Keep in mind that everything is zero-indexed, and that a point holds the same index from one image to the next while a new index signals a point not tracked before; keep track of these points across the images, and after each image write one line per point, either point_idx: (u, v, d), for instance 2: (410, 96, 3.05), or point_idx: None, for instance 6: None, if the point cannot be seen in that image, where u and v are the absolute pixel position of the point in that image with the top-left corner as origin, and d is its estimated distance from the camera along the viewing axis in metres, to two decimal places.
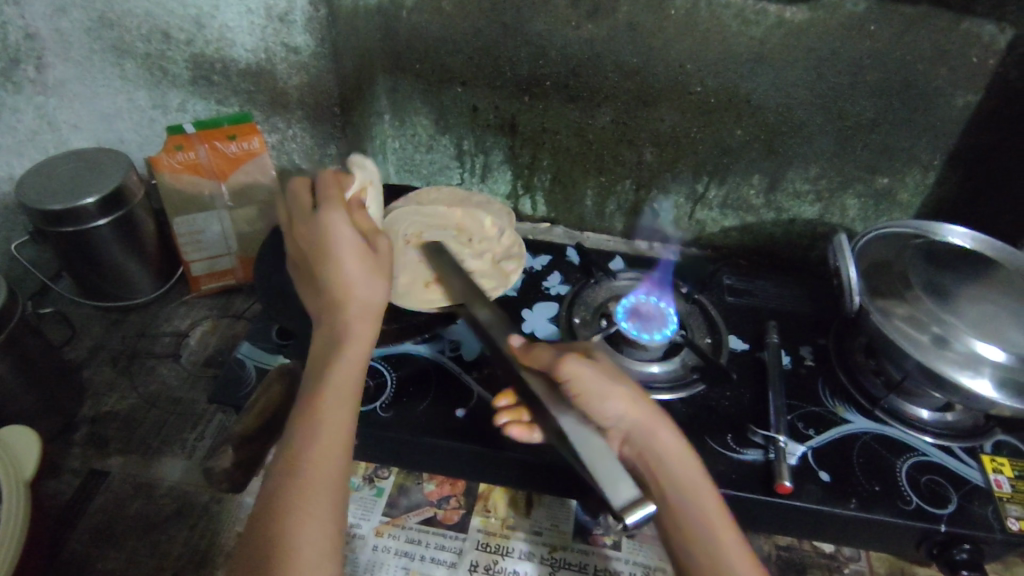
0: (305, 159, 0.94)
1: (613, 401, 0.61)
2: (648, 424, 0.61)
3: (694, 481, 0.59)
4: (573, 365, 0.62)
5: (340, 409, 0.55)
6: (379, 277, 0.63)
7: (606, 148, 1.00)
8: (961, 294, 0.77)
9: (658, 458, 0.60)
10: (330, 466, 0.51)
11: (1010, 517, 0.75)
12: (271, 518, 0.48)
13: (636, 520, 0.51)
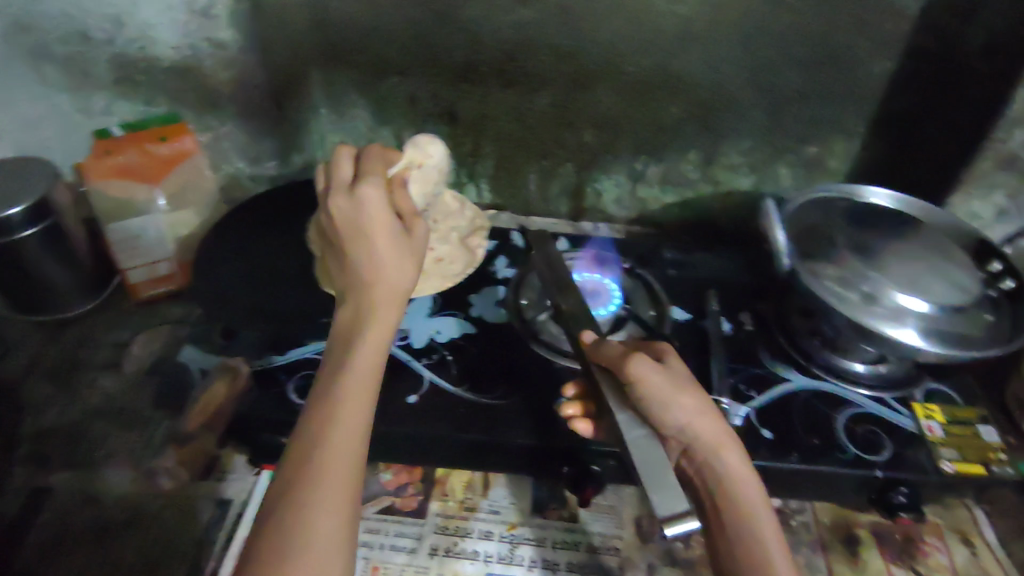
0: (241, 156, 0.98)
1: (681, 408, 0.54)
2: (715, 443, 0.54)
3: (753, 500, 0.52)
4: (640, 364, 0.55)
5: (358, 402, 0.49)
6: (409, 267, 0.57)
7: (547, 132, 0.99)
8: (883, 249, 0.74)
9: (718, 479, 0.53)
10: (343, 455, 0.46)
11: (945, 460, 0.71)
12: (286, 490, 0.44)
13: (675, 534, 0.47)
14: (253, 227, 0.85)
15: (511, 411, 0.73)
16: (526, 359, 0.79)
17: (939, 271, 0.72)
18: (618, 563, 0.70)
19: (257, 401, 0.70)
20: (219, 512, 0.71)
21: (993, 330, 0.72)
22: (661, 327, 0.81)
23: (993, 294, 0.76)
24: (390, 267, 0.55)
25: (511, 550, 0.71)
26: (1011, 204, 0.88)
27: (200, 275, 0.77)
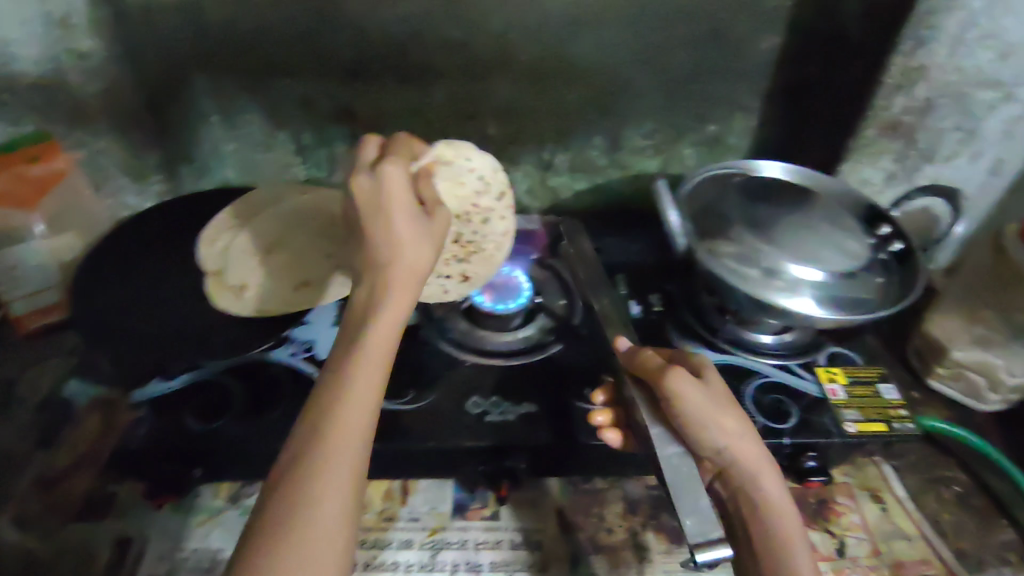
0: (124, 172, 0.91)
1: (721, 430, 0.55)
2: (754, 467, 0.55)
3: (789, 522, 0.52)
4: (681, 382, 0.56)
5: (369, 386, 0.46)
6: (427, 246, 0.53)
7: (449, 127, 0.97)
8: (776, 223, 0.75)
9: (751, 503, 0.54)
10: (351, 439, 0.44)
11: (847, 421, 0.73)
12: (290, 472, 0.43)
13: (706, 560, 0.50)
14: (144, 247, 0.80)
15: (427, 416, 0.71)
16: (436, 359, 0.77)
17: (830, 239, 0.74)
18: (541, 557, 0.70)
19: (151, 432, 0.67)
20: (120, 551, 0.67)
21: (886, 292, 0.75)
22: (570, 318, 0.83)
23: (885, 258, 0.78)
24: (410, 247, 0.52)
25: (434, 557, 0.69)
26: (899, 168, 0.91)
27: (83, 300, 0.72)
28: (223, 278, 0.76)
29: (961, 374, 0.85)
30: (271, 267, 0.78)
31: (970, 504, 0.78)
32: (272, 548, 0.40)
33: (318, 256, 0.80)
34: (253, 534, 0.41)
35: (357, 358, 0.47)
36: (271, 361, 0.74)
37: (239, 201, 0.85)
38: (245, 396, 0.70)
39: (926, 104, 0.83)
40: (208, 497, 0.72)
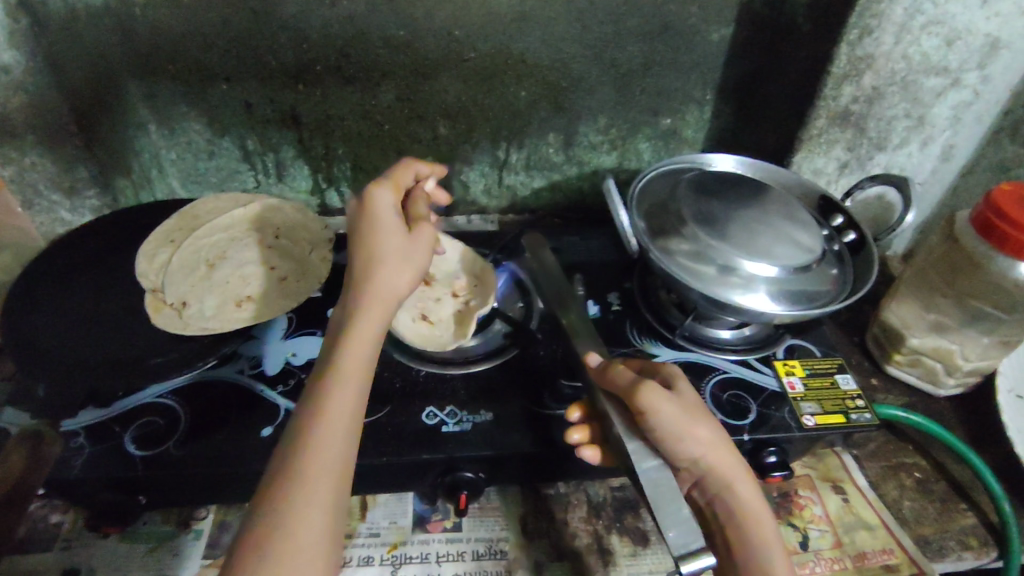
0: (55, 188, 0.84)
1: (695, 441, 0.56)
2: (729, 474, 0.57)
3: (761, 522, 0.56)
4: (652, 396, 0.56)
5: (348, 403, 0.49)
6: (405, 271, 0.56)
7: (398, 127, 0.95)
8: (730, 218, 0.74)
9: (725, 508, 0.57)
10: (331, 454, 0.47)
11: (806, 414, 0.73)
12: (275, 493, 0.45)
13: (692, 570, 0.51)
14: (73, 269, 0.75)
15: (381, 428, 0.68)
16: (389, 368, 0.75)
17: (784, 233, 0.73)
18: (505, 566, 0.69)
19: (91, 464, 0.63)
20: None
21: (839, 284, 0.75)
22: (528, 321, 0.80)
23: (837, 248, 0.78)
24: (388, 269, 0.55)
25: (395, 572, 0.68)
26: (852, 157, 0.91)
27: (6, 330, 0.67)
28: (162, 295, 0.72)
29: (918, 360, 0.86)
30: (214, 282, 0.76)
31: (930, 489, 0.79)
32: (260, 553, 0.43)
33: (262, 267, 0.78)
34: (243, 544, 0.44)
35: (336, 384, 0.50)
36: (216, 380, 0.71)
37: (177, 215, 0.81)
38: (188, 418, 0.67)
39: (875, 93, 0.83)
40: (157, 523, 0.70)
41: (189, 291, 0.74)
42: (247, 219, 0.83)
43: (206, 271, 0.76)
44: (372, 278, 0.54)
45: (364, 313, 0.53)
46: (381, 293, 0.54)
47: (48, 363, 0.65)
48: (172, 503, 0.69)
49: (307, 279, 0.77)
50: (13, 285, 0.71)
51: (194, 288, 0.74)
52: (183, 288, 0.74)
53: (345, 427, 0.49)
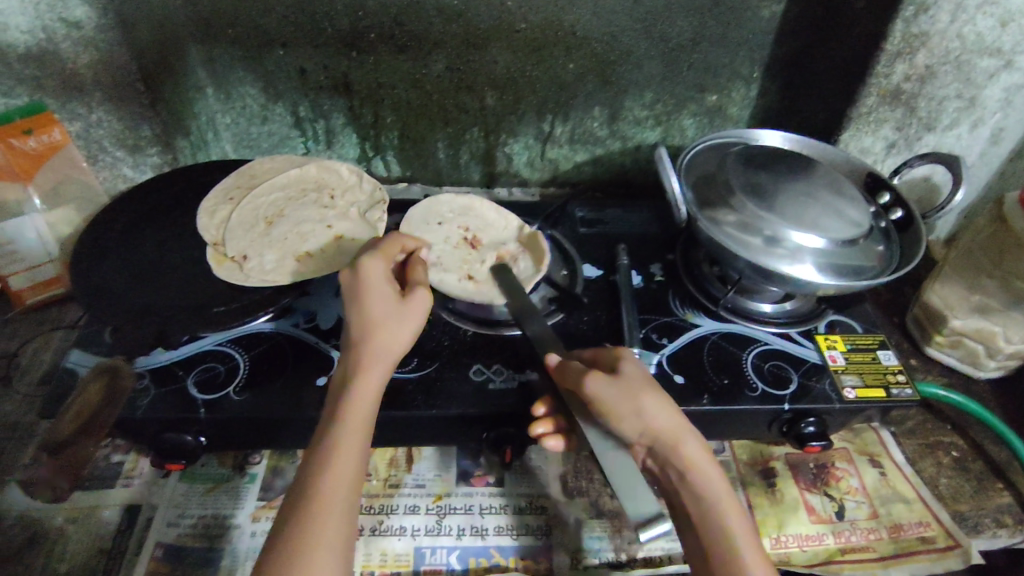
0: (118, 145, 0.89)
1: (637, 413, 0.55)
2: (675, 438, 0.54)
3: (711, 485, 0.53)
4: (591, 382, 0.56)
5: (348, 470, 0.52)
6: (405, 324, 0.60)
7: (446, 97, 0.96)
8: (779, 190, 0.75)
9: (678, 472, 0.54)
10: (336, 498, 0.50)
11: (847, 386, 0.74)
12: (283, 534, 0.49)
13: (650, 537, 0.52)
14: (138, 222, 0.78)
15: (430, 383, 0.71)
16: (437, 328, 0.77)
17: (831, 206, 0.74)
18: (545, 522, 0.71)
19: (155, 403, 0.66)
20: (128, 517, 0.68)
21: (886, 259, 0.75)
22: (573, 287, 0.81)
23: (883, 226, 0.79)
24: (385, 326, 0.58)
25: (439, 522, 0.71)
26: (900, 137, 0.91)
27: (76, 275, 0.71)
28: (223, 248, 0.76)
29: (959, 341, 0.86)
30: (273, 238, 0.78)
31: (966, 468, 0.79)
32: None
33: (319, 226, 0.80)
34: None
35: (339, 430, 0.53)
36: (272, 333, 0.74)
37: (236, 174, 0.85)
38: (247, 366, 0.70)
39: (927, 71, 0.82)
40: (215, 466, 0.73)
41: (251, 246, 0.76)
42: (303, 178, 0.86)
43: (268, 228, 0.78)
44: (373, 333, 0.58)
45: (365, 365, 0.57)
46: (377, 343, 0.58)
47: (113, 306, 0.69)
48: (231, 448, 0.71)
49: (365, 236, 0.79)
50: (83, 234, 0.75)
51: (256, 243, 0.77)
52: (246, 243, 0.76)
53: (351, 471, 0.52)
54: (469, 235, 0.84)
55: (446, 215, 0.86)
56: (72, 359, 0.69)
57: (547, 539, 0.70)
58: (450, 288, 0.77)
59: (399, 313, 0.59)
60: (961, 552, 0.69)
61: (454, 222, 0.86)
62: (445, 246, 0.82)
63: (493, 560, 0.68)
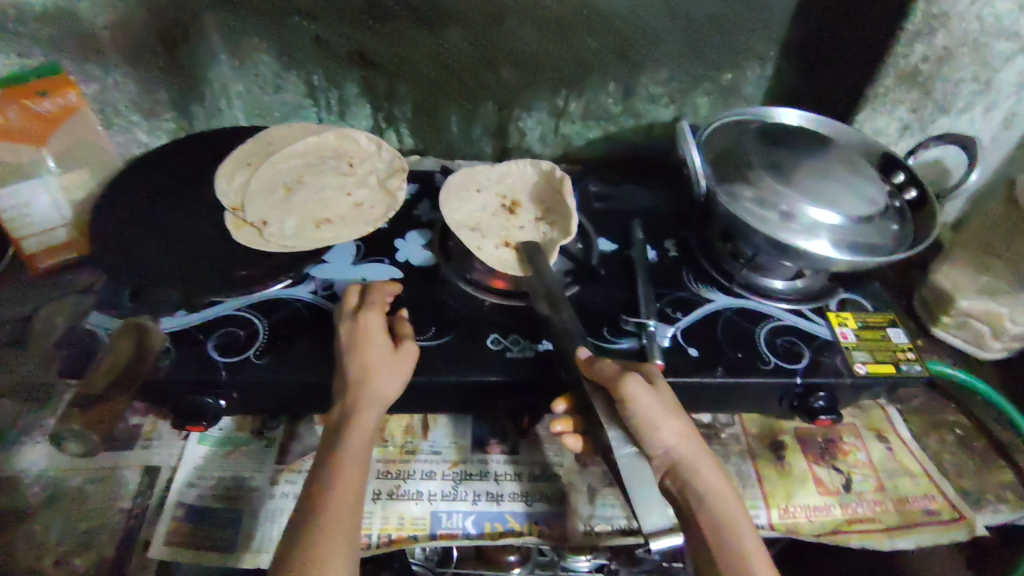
0: (134, 109, 0.90)
1: (669, 430, 0.58)
2: (696, 462, 0.59)
3: (732, 513, 0.57)
4: (634, 387, 0.58)
5: (346, 518, 0.56)
6: (394, 376, 0.63)
7: (462, 69, 0.96)
8: (796, 167, 0.76)
9: (698, 497, 0.57)
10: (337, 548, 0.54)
11: (858, 362, 0.75)
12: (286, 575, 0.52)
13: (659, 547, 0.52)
14: (156, 188, 0.80)
15: (449, 351, 0.71)
16: (455, 298, 0.77)
17: (847, 183, 0.75)
18: (559, 489, 0.73)
19: (177, 365, 0.66)
20: (148, 479, 0.69)
21: (900, 238, 0.76)
22: (590, 260, 0.82)
23: (899, 204, 0.79)
24: (378, 378, 0.62)
25: (456, 487, 0.72)
26: (915, 119, 0.91)
27: (97, 239, 0.73)
28: (242, 214, 0.77)
29: (965, 322, 0.87)
30: (292, 204, 0.80)
31: (969, 445, 0.81)
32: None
33: (339, 194, 0.82)
34: None
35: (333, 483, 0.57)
36: (291, 299, 0.73)
37: (254, 140, 0.86)
38: (267, 331, 0.70)
39: (945, 53, 0.83)
40: (233, 430, 0.74)
41: (273, 211, 0.78)
42: (322, 147, 0.87)
43: (286, 194, 0.81)
44: (366, 386, 0.62)
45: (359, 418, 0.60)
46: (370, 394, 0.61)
47: (136, 271, 0.71)
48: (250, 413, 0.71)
49: (387, 205, 0.81)
50: (99, 201, 0.77)
51: (278, 208, 0.79)
52: (267, 207, 0.78)
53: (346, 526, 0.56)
54: (508, 202, 0.86)
55: (484, 183, 0.87)
56: (93, 319, 0.69)
57: (561, 506, 0.71)
58: (489, 257, 0.79)
59: (392, 367, 0.63)
60: (965, 525, 0.71)
61: (494, 188, 0.87)
62: (485, 213, 0.83)
63: (508, 524, 0.70)
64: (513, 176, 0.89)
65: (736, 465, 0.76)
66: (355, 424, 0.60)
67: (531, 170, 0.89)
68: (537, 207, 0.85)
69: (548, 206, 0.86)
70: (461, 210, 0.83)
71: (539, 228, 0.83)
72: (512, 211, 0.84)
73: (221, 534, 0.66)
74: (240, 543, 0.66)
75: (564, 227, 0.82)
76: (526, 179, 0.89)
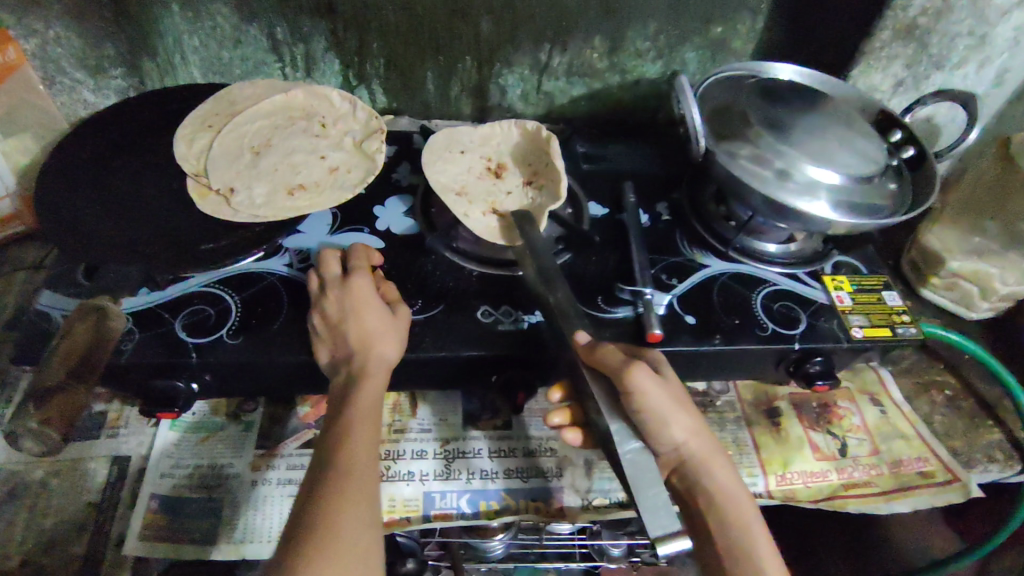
0: (79, 66, 0.80)
1: (677, 425, 0.56)
2: (707, 456, 0.58)
3: (743, 509, 0.56)
4: (644, 378, 0.54)
5: (368, 478, 0.52)
6: (394, 333, 0.62)
7: (438, 21, 0.89)
8: (796, 125, 0.73)
9: (706, 493, 0.57)
10: (361, 509, 0.50)
11: (854, 326, 0.74)
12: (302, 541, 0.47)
13: (668, 553, 0.47)
14: (104, 153, 0.72)
15: (437, 326, 0.67)
16: (441, 269, 0.73)
17: (848, 142, 0.72)
18: (555, 464, 0.70)
19: (141, 348, 0.61)
20: (117, 470, 0.65)
21: (899, 199, 0.74)
22: (581, 225, 0.78)
23: (896, 164, 0.77)
24: (379, 336, 0.60)
25: (448, 466, 0.69)
26: (909, 75, 0.89)
27: (41, 210, 0.65)
28: (205, 179, 0.71)
29: (955, 283, 0.86)
30: (261, 168, 0.74)
31: (958, 406, 0.81)
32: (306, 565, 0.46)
33: (312, 156, 0.76)
34: None
35: (349, 444, 0.53)
36: (265, 273, 0.69)
37: (213, 99, 0.79)
38: (239, 308, 0.66)
39: (943, 6, 0.80)
40: (207, 414, 0.69)
41: (236, 175, 0.72)
42: (290, 105, 0.81)
43: (252, 158, 0.75)
44: (368, 345, 0.60)
45: (366, 379, 0.58)
46: (373, 355, 0.59)
47: (88, 245, 0.64)
48: (226, 396, 0.67)
49: (365, 168, 0.76)
50: (42, 168, 0.69)
51: (241, 172, 0.73)
52: (230, 171, 0.72)
53: (370, 486, 0.51)
54: (493, 164, 0.81)
55: (467, 145, 0.83)
56: (44, 301, 0.63)
57: (557, 481, 0.69)
58: (476, 224, 0.73)
59: (391, 324, 0.62)
60: (961, 487, 0.71)
61: (478, 151, 0.82)
62: (470, 176, 0.79)
63: (503, 503, 0.67)
64: (496, 137, 0.84)
65: (732, 433, 0.75)
66: (367, 379, 0.58)
67: (516, 130, 0.84)
68: (523, 170, 0.81)
69: (534, 167, 0.81)
70: (444, 172, 0.78)
71: (527, 190, 0.79)
72: (497, 174, 0.80)
73: (201, 525, 0.62)
74: (221, 535, 0.62)
75: (554, 187, 0.78)
76: (511, 141, 0.84)
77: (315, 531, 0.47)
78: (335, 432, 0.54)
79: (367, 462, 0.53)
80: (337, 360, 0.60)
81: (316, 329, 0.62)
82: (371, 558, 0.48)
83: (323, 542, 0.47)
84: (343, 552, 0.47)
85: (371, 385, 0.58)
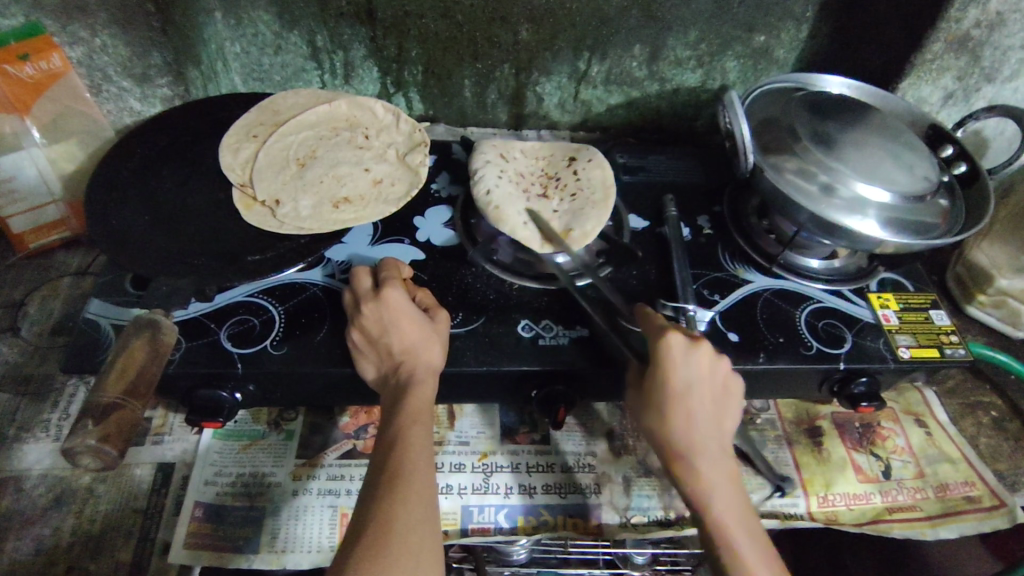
0: (124, 75, 0.79)
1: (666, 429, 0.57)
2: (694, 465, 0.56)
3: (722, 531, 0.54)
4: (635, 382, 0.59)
5: (425, 488, 0.52)
6: (438, 343, 0.62)
7: (478, 30, 0.88)
8: (848, 140, 0.71)
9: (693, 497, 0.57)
10: (418, 520, 0.50)
11: (901, 346, 0.72)
12: (355, 555, 0.48)
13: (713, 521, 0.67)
14: (150, 162, 0.73)
15: (479, 339, 0.67)
16: (481, 281, 0.73)
17: (901, 159, 0.71)
18: (593, 480, 0.70)
19: (188, 358, 0.62)
20: (161, 476, 0.66)
21: (952, 217, 0.72)
22: (623, 239, 0.78)
23: (948, 180, 0.76)
24: (424, 349, 0.60)
25: (486, 480, 0.69)
26: (959, 87, 0.87)
27: (91, 218, 0.66)
28: (251, 191, 0.73)
29: (1002, 301, 0.84)
30: (306, 179, 0.75)
31: (1005, 428, 0.79)
32: (368, 560, 0.47)
33: (356, 168, 0.78)
34: None
35: (403, 451, 0.54)
36: (308, 283, 0.69)
37: (258, 109, 0.81)
38: (283, 319, 0.66)
39: (999, 18, 0.78)
40: (250, 423, 0.70)
41: (284, 186, 0.74)
42: (334, 115, 0.83)
43: (298, 169, 0.76)
44: (411, 357, 0.60)
45: (414, 388, 0.58)
46: (419, 366, 0.60)
47: (138, 256, 0.64)
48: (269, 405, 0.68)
49: (411, 181, 0.78)
50: (91, 176, 0.70)
51: (288, 183, 0.74)
52: (278, 183, 0.74)
53: (426, 496, 0.52)
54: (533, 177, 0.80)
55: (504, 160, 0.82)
56: (93, 309, 0.65)
57: (596, 497, 0.69)
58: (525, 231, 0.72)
59: (432, 335, 0.62)
60: (1008, 512, 0.70)
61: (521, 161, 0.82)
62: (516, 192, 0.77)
63: (541, 518, 0.67)
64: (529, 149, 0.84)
65: (773, 452, 0.74)
66: (416, 385, 0.59)
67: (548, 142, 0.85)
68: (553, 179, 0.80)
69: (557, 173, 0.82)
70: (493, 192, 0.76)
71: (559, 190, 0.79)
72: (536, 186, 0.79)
73: (243, 533, 0.63)
74: (260, 545, 0.63)
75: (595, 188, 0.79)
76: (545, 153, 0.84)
77: (376, 525, 0.49)
78: (387, 434, 0.56)
79: (423, 473, 0.53)
80: (384, 373, 0.61)
81: (355, 345, 0.62)
82: (434, 554, 0.49)
83: (373, 555, 0.47)
84: (396, 565, 0.47)
85: (422, 395, 0.58)
